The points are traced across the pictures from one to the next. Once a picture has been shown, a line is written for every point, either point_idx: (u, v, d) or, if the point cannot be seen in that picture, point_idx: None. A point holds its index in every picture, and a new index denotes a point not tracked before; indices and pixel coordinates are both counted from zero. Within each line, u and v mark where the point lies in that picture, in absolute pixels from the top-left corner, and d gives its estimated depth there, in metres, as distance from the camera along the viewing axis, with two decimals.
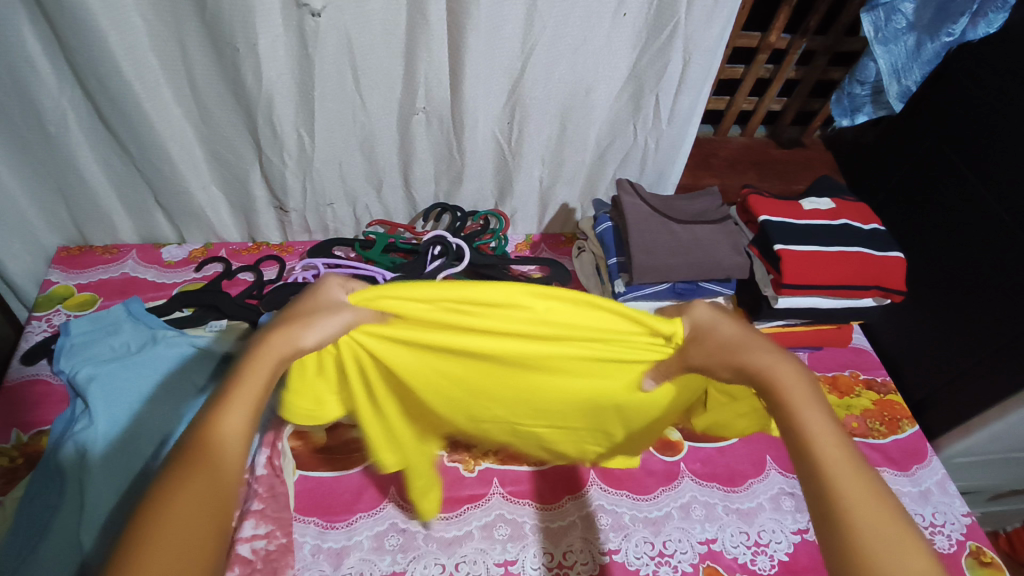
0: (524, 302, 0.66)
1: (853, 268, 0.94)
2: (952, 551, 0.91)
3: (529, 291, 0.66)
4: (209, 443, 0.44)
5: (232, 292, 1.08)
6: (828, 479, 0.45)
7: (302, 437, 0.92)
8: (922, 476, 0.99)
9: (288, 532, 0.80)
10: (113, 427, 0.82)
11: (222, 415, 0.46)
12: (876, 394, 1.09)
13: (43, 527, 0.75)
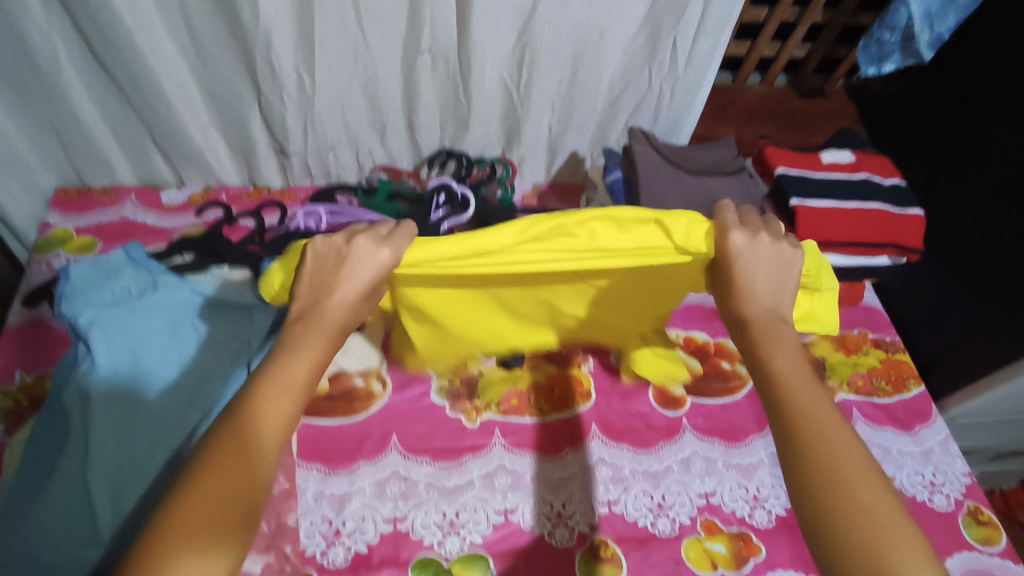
0: (589, 233, 0.62)
1: (869, 225, 0.91)
2: (949, 510, 0.91)
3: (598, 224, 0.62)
4: (247, 421, 0.47)
5: (233, 238, 1.06)
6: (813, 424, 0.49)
7: None
8: (924, 436, 0.99)
9: (290, 479, 0.84)
10: (117, 372, 0.83)
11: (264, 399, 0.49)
12: (884, 353, 1.08)
13: (50, 468, 0.76)
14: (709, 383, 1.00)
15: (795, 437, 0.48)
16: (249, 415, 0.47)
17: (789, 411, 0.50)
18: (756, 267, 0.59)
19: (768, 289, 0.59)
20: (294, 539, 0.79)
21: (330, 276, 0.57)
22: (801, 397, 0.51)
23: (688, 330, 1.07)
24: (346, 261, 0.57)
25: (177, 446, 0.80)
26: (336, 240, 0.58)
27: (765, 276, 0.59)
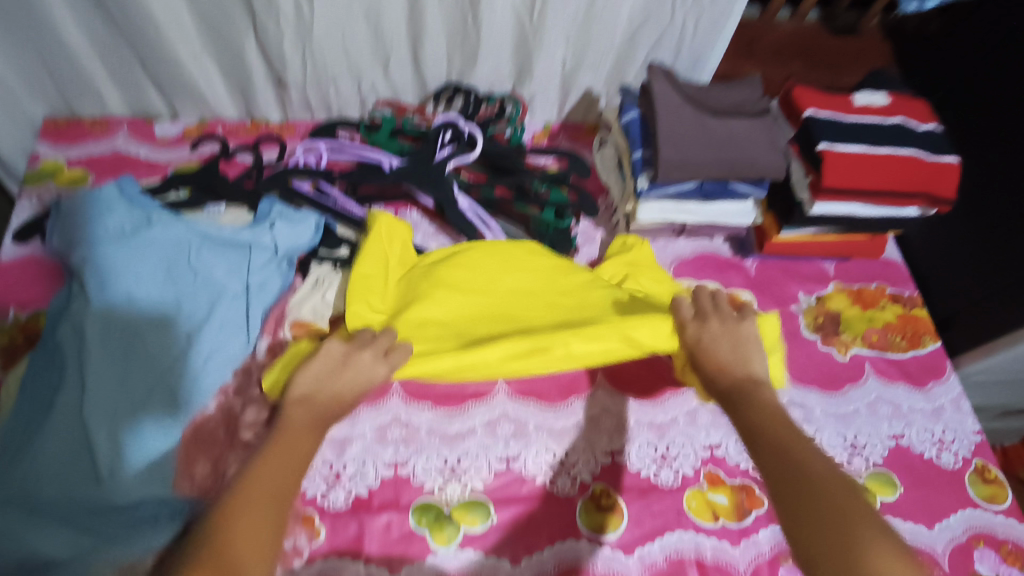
0: (563, 350, 0.78)
1: (900, 172, 0.86)
2: (956, 468, 0.90)
3: (568, 337, 0.78)
4: (254, 476, 0.57)
5: (230, 174, 1.02)
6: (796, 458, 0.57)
7: (302, 326, 0.88)
8: (937, 393, 0.97)
9: None
10: (112, 311, 0.81)
11: (268, 461, 0.58)
12: (901, 308, 1.04)
13: (46, 405, 0.75)
14: None
15: (784, 466, 0.56)
16: (255, 473, 0.57)
17: (778, 446, 0.58)
18: (718, 343, 0.70)
19: (733, 360, 0.68)
20: None
21: (340, 370, 0.69)
22: (778, 434, 0.60)
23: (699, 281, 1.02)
24: (342, 366, 0.70)
25: (176, 387, 0.78)
26: (340, 349, 0.71)
27: (728, 347, 0.70)
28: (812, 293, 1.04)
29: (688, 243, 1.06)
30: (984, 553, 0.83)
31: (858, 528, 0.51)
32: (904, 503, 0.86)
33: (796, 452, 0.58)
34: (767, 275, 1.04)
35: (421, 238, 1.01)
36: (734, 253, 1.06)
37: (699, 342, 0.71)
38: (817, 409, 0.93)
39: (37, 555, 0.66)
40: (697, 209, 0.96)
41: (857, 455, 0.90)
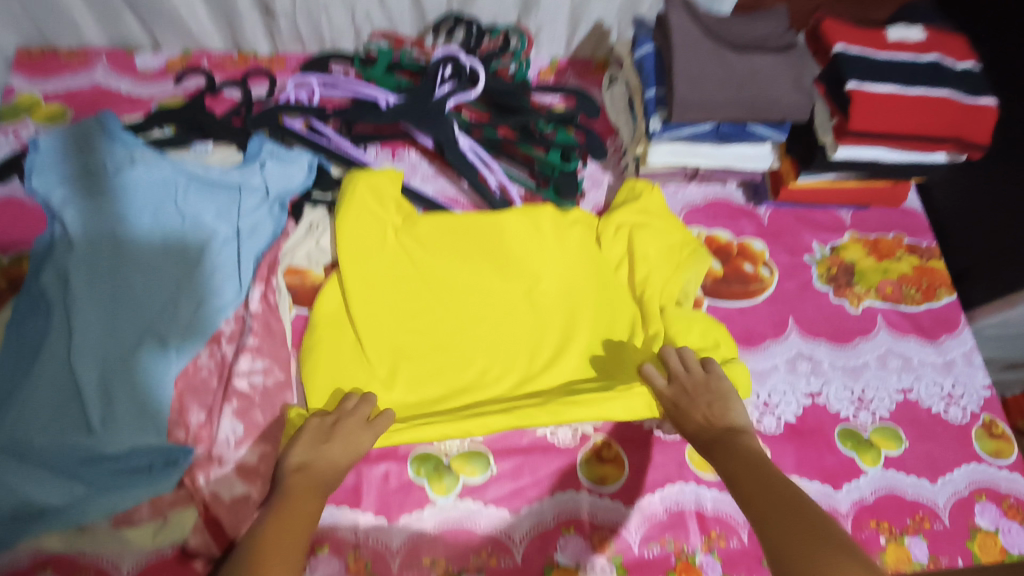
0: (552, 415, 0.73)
1: (932, 115, 0.81)
2: (964, 422, 0.88)
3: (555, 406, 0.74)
4: (260, 546, 0.56)
5: (217, 111, 0.97)
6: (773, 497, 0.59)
7: (297, 273, 0.86)
8: (949, 347, 0.94)
9: (287, 369, 0.78)
10: (98, 254, 0.78)
11: (274, 532, 0.58)
12: (917, 260, 1.00)
13: (34, 351, 0.73)
14: (728, 285, 0.94)
15: (763, 508, 0.58)
16: (261, 548, 0.56)
17: (752, 490, 0.60)
18: (693, 405, 0.71)
19: (710, 423, 0.69)
20: None
21: (322, 434, 0.67)
22: (754, 479, 0.61)
23: (710, 229, 0.98)
24: (328, 432, 0.67)
25: (167, 334, 0.76)
26: (328, 418, 0.69)
27: (704, 409, 0.70)
28: (826, 243, 1.00)
29: (700, 188, 1.01)
30: (985, 507, 0.83)
31: (824, 557, 0.52)
32: (908, 458, 0.85)
33: (783, 503, 0.58)
34: (780, 223, 1.00)
35: (419, 180, 0.97)
36: (747, 201, 1.01)
37: (678, 405, 0.71)
38: (826, 362, 0.91)
39: (33, 503, 0.65)
40: (711, 153, 0.91)
41: (863, 409, 0.88)
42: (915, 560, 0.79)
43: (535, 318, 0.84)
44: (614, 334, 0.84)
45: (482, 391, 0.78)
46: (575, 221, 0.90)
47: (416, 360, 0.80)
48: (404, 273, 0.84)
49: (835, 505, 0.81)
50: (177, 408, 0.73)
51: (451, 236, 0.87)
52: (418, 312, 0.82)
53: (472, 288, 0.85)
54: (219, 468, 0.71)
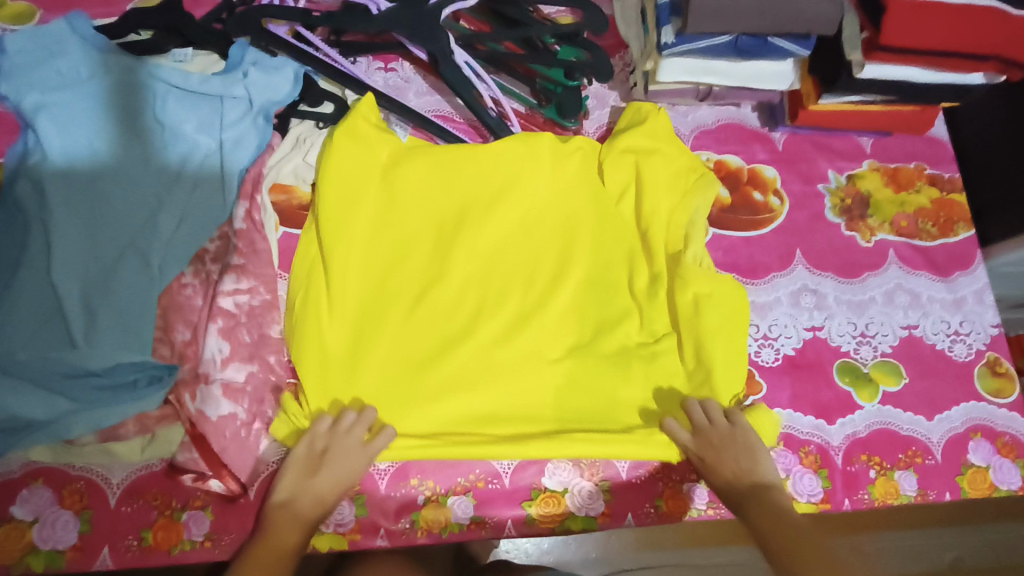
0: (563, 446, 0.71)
1: (973, 28, 0.74)
2: (967, 360, 0.86)
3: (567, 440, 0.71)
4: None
5: (197, 14, 0.91)
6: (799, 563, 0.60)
7: (284, 191, 0.83)
8: (960, 284, 0.91)
9: (273, 290, 0.76)
10: (73, 166, 0.75)
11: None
12: (937, 192, 0.95)
13: (13, 265, 0.71)
14: (735, 214, 0.90)
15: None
16: None
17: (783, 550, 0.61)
18: (719, 461, 0.69)
19: (737, 480, 0.68)
20: (279, 349, 0.75)
21: (313, 463, 0.66)
22: (782, 539, 0.62)
23: (719, 154, 0.93)
24: (320, 463, 0.66)
25: (150, 253, 0.74)
26: (321, 441, 0.67)
27: (731, 464, 0.69)
28: (841, 172, 0.94)
29: (712, 109, 0.95)
30: (979, 445, 0.82)
31: None
32: (906, 394, 0.83)
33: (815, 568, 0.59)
34: (795, 149, 0.95)
35: (413, 95, 0.91)
36: (762, 124, 0.96)
37: (702, 461, 0.70)
38: (831, 296, 0.88)
39: (19, 418, 0.65)
40: (728, 70, 0.85)
41: (865, 344, 0.86)
42: (903, 493, 0.79)
43: (532, 256, 0.82)
44: (611, 264, 0.82)
45: (477, 335, 0.76)
46: (577, 148, 0.85)
47: (406, 302, 0.77)
48: (390, 210, 0.80)
49: (827, 439, 0.80)
50: (162, 324, 0.71)
51: (438, 170, 0.82)
52: (404, 254, 0.79)
53: (462, 220, 0.81)
54: (204, 387, 0.70)
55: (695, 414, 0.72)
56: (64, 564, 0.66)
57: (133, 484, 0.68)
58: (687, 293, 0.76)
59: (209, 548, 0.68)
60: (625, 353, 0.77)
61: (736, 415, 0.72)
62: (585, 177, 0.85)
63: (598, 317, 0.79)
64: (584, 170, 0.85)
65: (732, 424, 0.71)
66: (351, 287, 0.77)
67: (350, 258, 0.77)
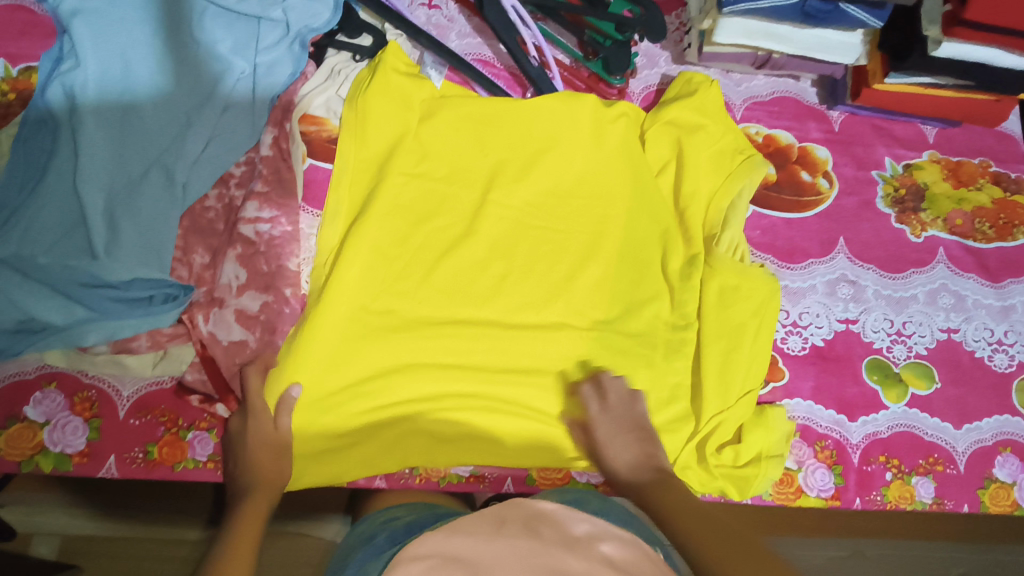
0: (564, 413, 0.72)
1: None
2: (1007, 372, 0.82)
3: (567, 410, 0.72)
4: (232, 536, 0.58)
5: None
6: (674, 524, 0.58)
7: (314, 122, 0.80)
8: (1011, 291, 0.85)
9: (295, 222, 0.75)
10: (105, 75, 0.74)
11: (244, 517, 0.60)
12: (1000, 192, 0.89)
13: (42, 169, 0.71)
14: (779, 194, 0.85)
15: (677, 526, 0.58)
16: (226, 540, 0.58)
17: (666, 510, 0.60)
18: (615, 446, 0.66)
19: (640, 471, 0.65)
20: (295, 284, 0.73)
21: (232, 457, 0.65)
22: (664, 500, 0.61)
23: (770, 128, 0.88)
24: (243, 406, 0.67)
25: (176, 171, 0.73)
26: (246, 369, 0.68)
27: (625, 440, 0.66)
28: (899, 160, 0.89)
29: (767, 81, 0.90)
30: (1007, 460, 0.78)
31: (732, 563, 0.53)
32: (937, 399, 0.80)
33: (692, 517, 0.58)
34: (853, 131, 0.89)
35: (455, 37, 0.87)
36: (820, 102, 0.90)
37: (598, 445, 0.67)
38: (870, 289, 0.83)
39: (35, 319, 0.65)
40: (790, 36, 0.80)
41: (899, 343, 0.82)
42: (918, 499, 0.76)
43: (564, 226, 0.78)
44: (646, 240, 0.79)
45: (500, 298, 0.74)
46: (620, 115, 0.82)
47: (428, 257, 0.75)
48: (420, 165, 0.77)
49: (846, 435, 0.77)
50: (182, 246, 0.72)
51: (470, 127, 0.79)
52: (421, 211, 0.76)
53: (494, 180, 0.78)
54: (218, 310, 0.69)
55: (587, 400, 0.69)
56: (70, 467, 0.66)
57: (142, 399, 0.69)
58: (714, 285, 0.75)
59: (213, 469, 0.68)
60: (646, 333, 0.75)
61: (624, 389, 0.69)
62: (628, 156, 0.81)
63: (624, 295, 0.77)
64: (627, 141, 0.81)
65: (617, 407, 0.68)
66: (375, 237, 0.74)
67: (372, 209, 0.74)
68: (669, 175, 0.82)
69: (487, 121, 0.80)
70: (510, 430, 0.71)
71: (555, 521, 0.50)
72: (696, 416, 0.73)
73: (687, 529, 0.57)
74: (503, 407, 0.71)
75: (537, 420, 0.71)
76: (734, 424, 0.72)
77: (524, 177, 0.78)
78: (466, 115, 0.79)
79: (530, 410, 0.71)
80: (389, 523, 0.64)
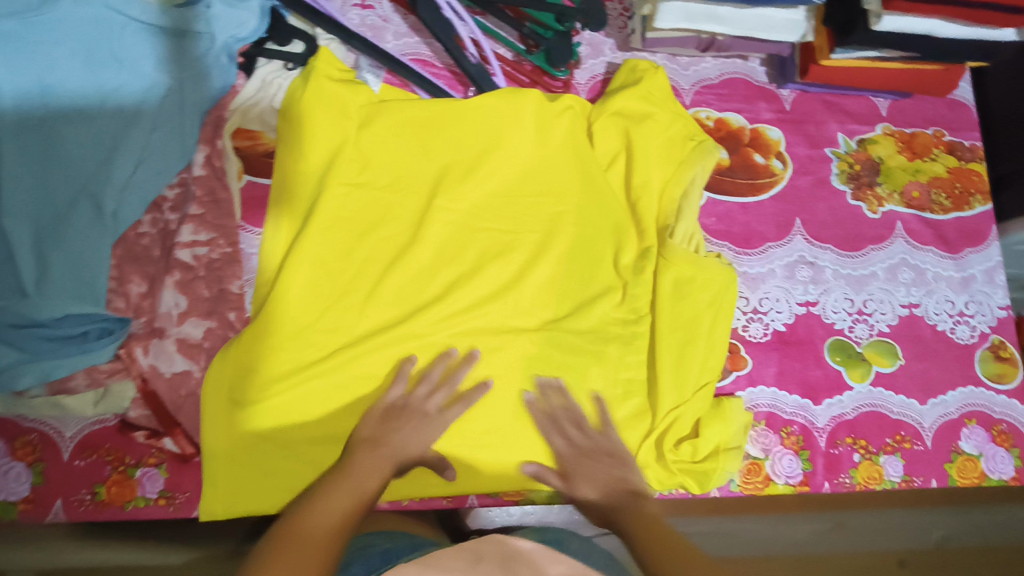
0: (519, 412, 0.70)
1: None
2: (969, 343, 0.82)
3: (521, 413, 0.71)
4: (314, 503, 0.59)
5: None
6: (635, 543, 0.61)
7: (249, 137, 0.78)
8: (970, 262, 0.85)
9: (234, 243, 0.73)
10: (22, 101, 0.70)
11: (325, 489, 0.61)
12: (955, 161, 0.88)
13: None
14: (733, 177, 0.84)
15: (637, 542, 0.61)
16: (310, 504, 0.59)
17: (634, 525, 0.62)
18: (586, 476, 0.67)
19: (611, 494, 0.66)
20: (240, 306, 0.71)
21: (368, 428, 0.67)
22: (633, 519, 0.63)
23: (721, 112, 0.86)
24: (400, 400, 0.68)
25: (106, 200, 0.69)
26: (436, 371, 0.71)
27: (601, 470, 0.67)
28: (852, 136, 0.88)
29: (716, 62, 0.88)
30: (973, 432, 0.78)
31: None
32: (901, 375, 0.79)
33: (662, 541, 0.61)
34: (804, 108, 0.88)
35: (391, 37, 0.84)
36: (770, 81, 0.88)
37: (570, 474, 0.68)
38: (829, 270, 0.82)
39: None
40: (731, 17, 0.78)
41: (861, 322, 0.81)
42: (887, 479, 0.76)
43: (512, 227, 0.77)
44: (598, 236, 0.78)
45: (451, 307, 0.72)
46: (566, 108, 0.80)
47: (376, 269, 0.73)
48: (360, 175, 0.75)
49: (812, 419, 0.77)
50: (117, 276, 0.69)
51: (410, 131, 0.77)
52: (366, 221, 0.74)
53: (439, 184, 0.76)
54: (159, 341, 0.67)
55: (555, 431, 0.70)
56: (15, 515, 0.64)
57: (86, 438, 0.67)
58: (668, 277, 0.74)
59: (164, 506, 0.66)
60: (604, 332, 0.74)
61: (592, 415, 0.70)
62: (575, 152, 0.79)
63: (576, 292, 0.76)
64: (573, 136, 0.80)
65: (585, 438, 0.69)
66: (314, 253, 0.71)
67: (309, 223, 0.72)
68: (617, 168, 0.80)
69: (428, 125, 0.77)
70: (466, 441, 0.70)
71: (531, 562, 0.52)
72: (653, 412, 0.72)
73: (646, 552, 0.60)
74: (460, 418, 0.70)
75: (493, 426, 0.70)
76: (691, 418, 0.71)
77: (469, 178, 0.76)
78: (405, 119, 0.77)
79: (487, 417, 0.70)
80: (365, 550, 0.64)
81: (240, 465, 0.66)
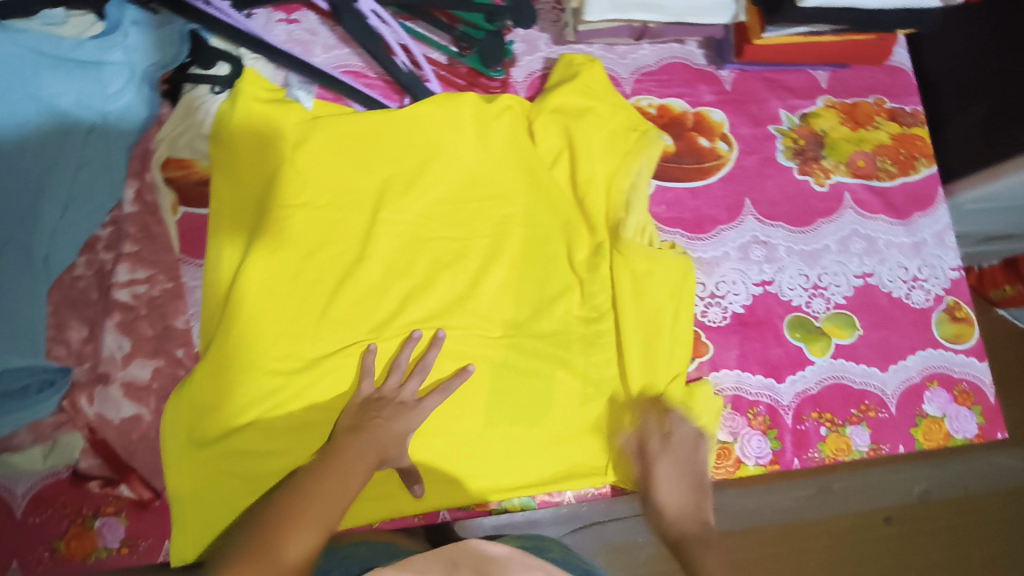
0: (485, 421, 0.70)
1: None
2: (926, 306, 0.83)
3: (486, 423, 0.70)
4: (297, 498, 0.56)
5: None
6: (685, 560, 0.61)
7: (182, 166, 0.74)
8: (920, 226, 0.85)
9: (175, 277, 0.71)
10: None
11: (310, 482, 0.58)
12: (897, 127, 0.89)
13: None
14: (679, 163, 0.83)
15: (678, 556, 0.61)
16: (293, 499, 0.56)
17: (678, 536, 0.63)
18: (663, 493, 0.66)
19: (682, 518, 0.64)
20: (187, 341, 0.70)
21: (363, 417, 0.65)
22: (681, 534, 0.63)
23: (662, 98, 0.85)
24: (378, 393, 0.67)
25: (36, 248, 0.67)
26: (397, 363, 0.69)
27: (675, 486, 0.66)
28: (794, 111, 0.88)
29: (653, 49, 0.87)
30: (936, 394, 0.79)
31: None
32: (861, 345, 0.80)
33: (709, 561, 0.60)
34: (745, 88, 0.88)
35: (320, 51, 0.82)
36: (708, 63, 0.88)
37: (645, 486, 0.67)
38: (782, 247, 0.83)
39: None
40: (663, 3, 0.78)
41: (818, 296, 0.81)
42: (854, 449, 0.77)
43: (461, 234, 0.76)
44: (548, 235, 0.77)
45: (404, 322, 0.71)
46: (504, 109, 0.78)
47: (325, 290, 0.71)
48: (299, 196, 0.73)
49: (776, 398, 0.77)
50: (55, 324, 0.67)
51: (347, 145, 0.75)
52: (310, 243, 0.72)
53: (382, 198, 0.74)
54: (103, 387, 0.66)
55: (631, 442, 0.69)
56: None
57: (39, 494, 0.64)
58: (623, 273, 0.72)
59: (127, 555, 0.64)
60: (563, 332, 0.74)
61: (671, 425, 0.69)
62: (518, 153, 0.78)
63: (531, 294, 0.75)
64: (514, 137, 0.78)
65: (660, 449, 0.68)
66: (259, 283, 0.69)
67: (252, 253, 0.70)
68: (563, 164, 0.79)
69: (365, 138, 0.76)
70: (432, 457, 0.69)
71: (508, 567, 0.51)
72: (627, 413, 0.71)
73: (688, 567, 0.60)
74: (423, 434, 0.69)
75: (457, 439, 0.69)
76: None
77: (412, 189, 0.75)
78: (343, 134, 0.75)
79: (451, 430, 0.69)
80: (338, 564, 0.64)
81: (208, 501, 0.64)
